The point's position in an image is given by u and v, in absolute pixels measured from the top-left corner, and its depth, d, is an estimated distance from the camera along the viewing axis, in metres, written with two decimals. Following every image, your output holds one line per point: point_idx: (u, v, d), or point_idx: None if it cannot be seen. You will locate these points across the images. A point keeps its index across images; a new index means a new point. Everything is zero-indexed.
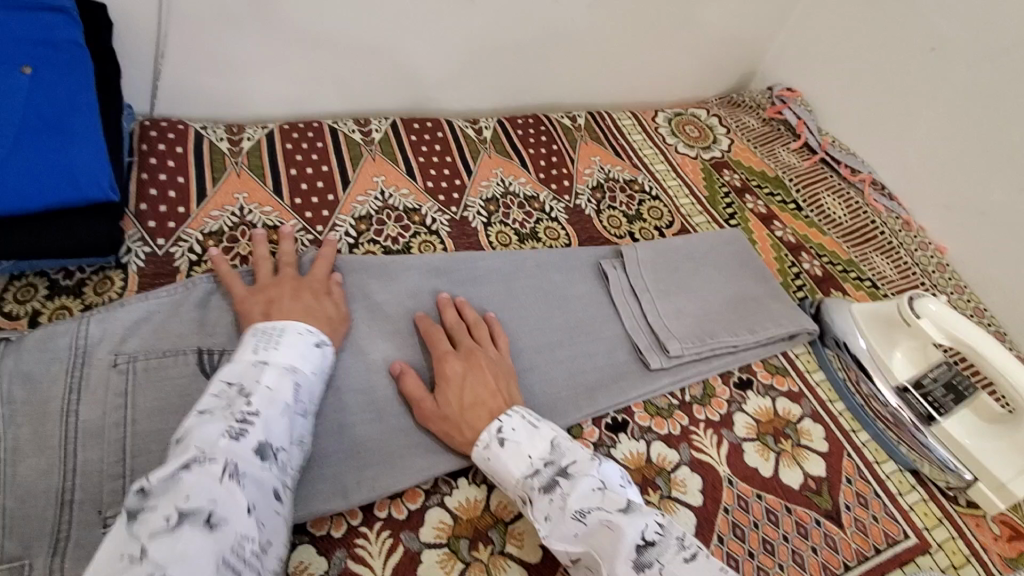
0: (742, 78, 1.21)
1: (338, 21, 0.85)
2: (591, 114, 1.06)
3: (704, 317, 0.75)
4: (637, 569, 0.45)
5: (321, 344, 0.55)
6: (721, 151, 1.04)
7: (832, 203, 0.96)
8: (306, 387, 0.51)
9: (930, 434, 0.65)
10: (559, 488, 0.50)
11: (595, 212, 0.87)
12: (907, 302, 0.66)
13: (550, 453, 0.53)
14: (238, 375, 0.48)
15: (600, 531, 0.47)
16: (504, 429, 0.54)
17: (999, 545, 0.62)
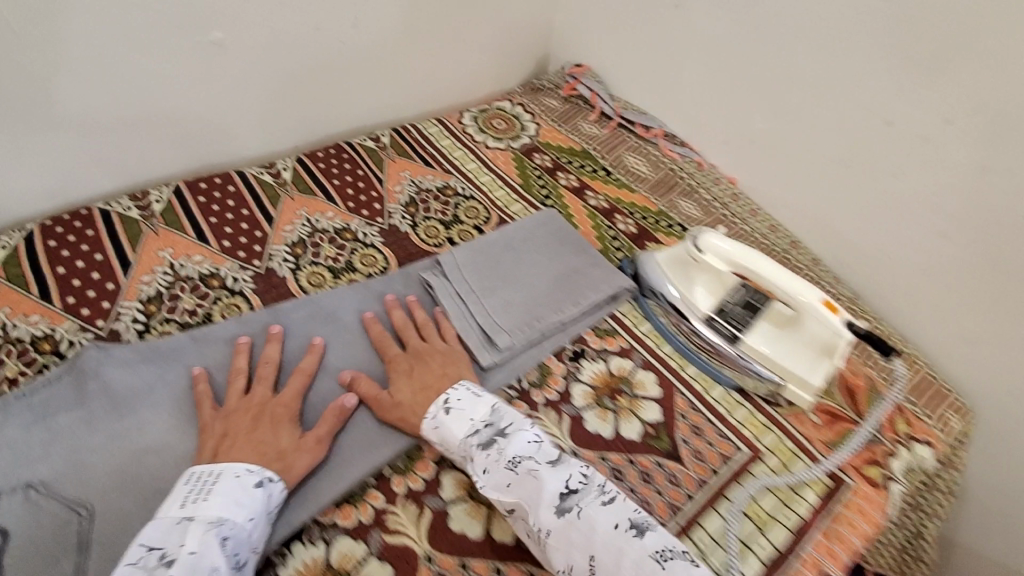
0: (539, 61, 1.25)
1: (70, 101, 0.77)
2: (395, 130, 1.05)
3: (530, 299, 0.76)
4: (560, 514, 0.51)
5: (264, 483, 0.53)
6: (529, 138, 1.08)
7: (636, 161, 1.03)
8: (237, 539, 0.49)
9: (741, 352, 0.70)
10: (497, 445, 0.56)
11: (411, 227, 0.87)
12: (693, 240, 0.72)
13: (492, 416, 0.59)
14: (160, 538, 0.48)
15: (528, 481, 0.54)
16: (450, 400, 0.60)
17: (821, 433, 0.67)
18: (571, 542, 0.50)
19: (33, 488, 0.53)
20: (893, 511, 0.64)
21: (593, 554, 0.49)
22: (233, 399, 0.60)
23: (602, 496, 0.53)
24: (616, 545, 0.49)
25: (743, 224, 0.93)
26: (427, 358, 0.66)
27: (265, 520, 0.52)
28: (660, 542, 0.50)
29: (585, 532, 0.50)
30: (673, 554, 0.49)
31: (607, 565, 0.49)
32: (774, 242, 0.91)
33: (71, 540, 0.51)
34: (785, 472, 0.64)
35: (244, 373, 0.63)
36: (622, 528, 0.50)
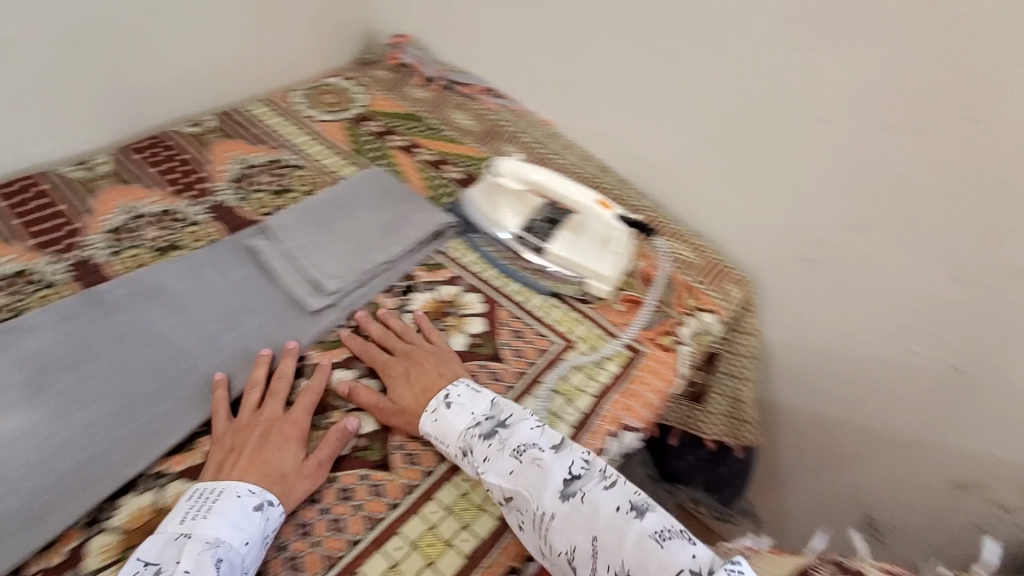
0: (365, 36, 1.29)
1: None
2: (221, 115, 1.05)
3: (358, 246, 0.81)
4: (564, 498, 0.56)
5: (263, 506, 0.55)
6: (360, 108, 1.12)
7: (461, 117, 1.10)
8: (232, 561, 0.52)
9: (547, 259, 0.80)
10: (500, 436, 0.61)
11: (240, 201, 0.89)
12: (490, 169, 0.84)
13: (492, 409, 0.64)
14: (158, 554, 0.52)
15: (532, 468, 0.58)
16: (450, 395, 0.64)
17: (624, 317, 0.79)
18: (574, 524, 0.55)
19: None
20: (685, 370, 0.76)
21: (596, 534, 0.54)
22: (244, 414, 0.64)
23: (603, 480, 0.58)
24: (618, 527, 0.54)
25: (560, 158, 1.03)
26: (417, 363, 0.69)
27: (260, 541, 0.54)
28: (659, 523, 0.55)
29: (589, 515, 0.55)
30: (670, 534, 0.54)
31: (607, 543, 0.54)
32: (588, 170, 1.02)
33: None
34: (593, 353, 0.74)
35: (260, 387, 0.67)
36: (622, 510, 0.55)
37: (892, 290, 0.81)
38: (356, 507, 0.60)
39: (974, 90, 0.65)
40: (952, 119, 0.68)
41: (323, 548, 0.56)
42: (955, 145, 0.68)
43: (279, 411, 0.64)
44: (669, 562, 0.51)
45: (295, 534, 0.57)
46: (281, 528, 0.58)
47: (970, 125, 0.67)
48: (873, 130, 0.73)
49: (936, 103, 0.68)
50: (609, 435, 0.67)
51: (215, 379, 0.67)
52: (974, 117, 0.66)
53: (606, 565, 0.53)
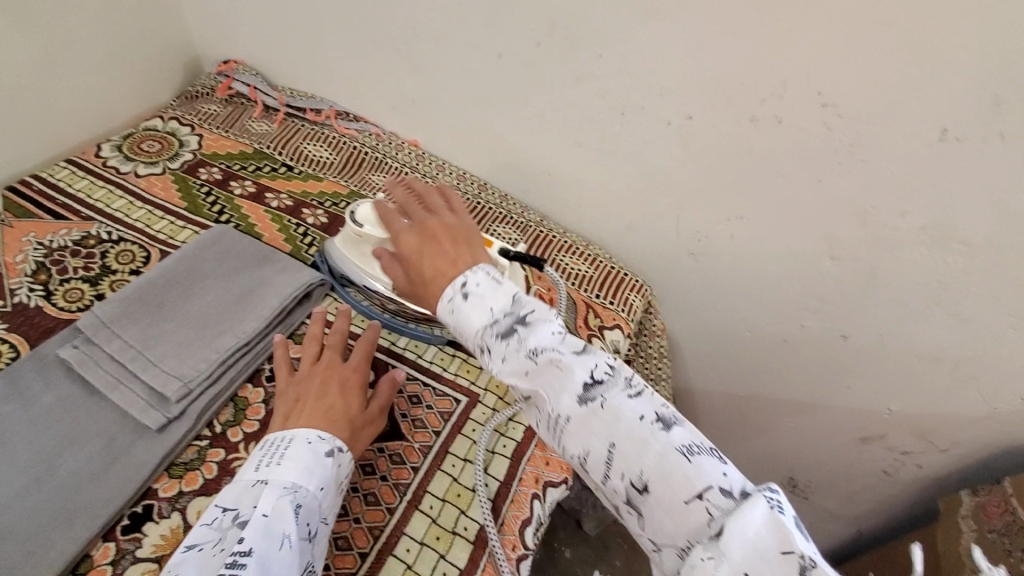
0: (187, 65, 1.11)
1: None
2: (7, 188, 0.85)
3: (207, 331, 0.68)
4: (583, 403, 0.46)
5: (334, 453, 0.55)
6: (190, 152, 0.96)
7: (315, 148, 0.98)
8: (309, 507, 0.50)
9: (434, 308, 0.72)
10: (518, 335, 0.48)
11: (45, 297, 0.72)
12: (352, 216, 0.73)
13: (514, 302, 0.50)
14: (233, 500, 0.50)
15: (551, 371, 0.47)
16: (468, 285, 0.51)
17: None
18: (592, 431, 0.45)
19: None
20: None
21: (615, 443, 0.44)
22: (304, 367, 0.64)
23: (630, 388, 0.46)
24: (640, 437, 0.43)
25: (434, 181, 0.95)
26: (434, 237, 0.57)
27: (333, 488, 0.53)
28: (691, 438, 0.43)
29: (609, 423, 0.45)
30: (703, 450, 0.43)
31: (627, 455, 0.43)
32: (467, 190, 0.94)
33: None
34: (501, 407, 0.68)
35: (316, 341, 0.67)
36: (647, 422, 0.44)
37: (779, 275, 0.82)
38: None
39: (828, 74, 0.63)
40: (808, 105, 0.66)
41: None
42: (815, 131, 0.68)
43: (332, 364, 0.64)
44: (697, 479, 0.41)
45: None
46: None
47: (826, 111, 0.66)
48: (737, 124, 0.71)
49: (793, 92, 0.66)
50: (533, 500, 0.62)
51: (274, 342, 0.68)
52: (829, 103, 0.65)
53: (622, 475, 0.43)
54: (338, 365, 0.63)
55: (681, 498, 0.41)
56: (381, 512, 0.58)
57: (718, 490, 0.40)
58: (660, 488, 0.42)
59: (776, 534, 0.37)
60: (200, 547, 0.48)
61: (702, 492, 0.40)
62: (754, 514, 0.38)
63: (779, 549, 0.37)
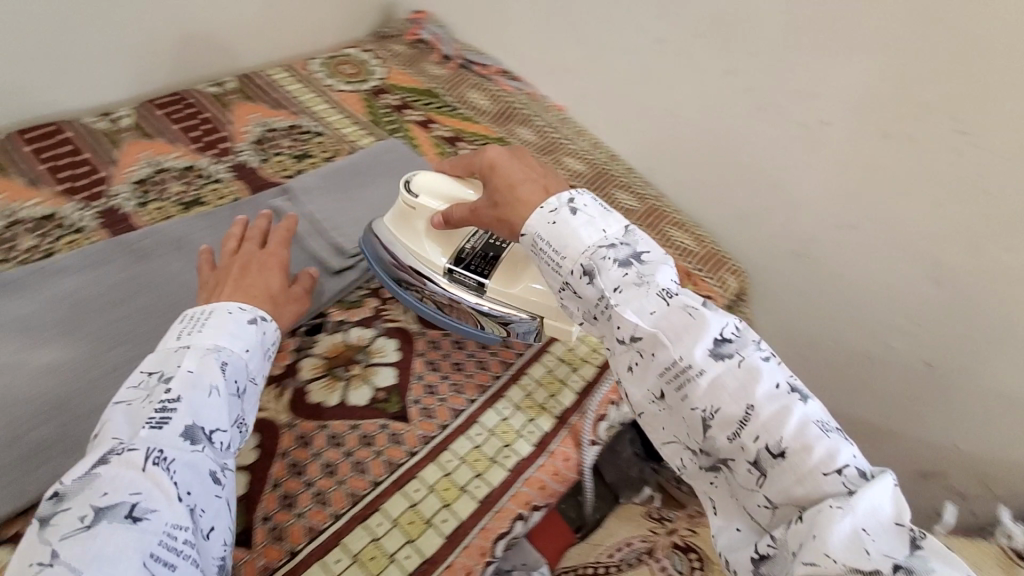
0: (384, 11, 1.30)
1: None
2: (243, 77, 1.07)
3: (378, 213, 0.85)
4: (717, 358, 0.49)
5: (256, 321, 0.57)
6: (377, 80, 1.14)
7: (476, 96, 1.13)
8: (235, 366, 0.52)
9: (484, 297, 0.69)
10: (638, 269, 0.54)
11: (261, 162, 0.91)
12: (406, 186, 0.71)
13: (628, 238, 0.56)
14: (156, 364, 0.50)
15: (683, 319, 0.51)
16: (577, 203, 0.57)
17: None
18: (725, 386, 0.48)
19: None
20: None
21: (752, 404, 0.47)
22: (226, 259, 0.66)
23: (760, 351, 0.50)
24: (779, 403, 0.47)
25: (572, 144, 1.07)
26: (519, 155, 0.65)
27: (258, 352, 0.55)
28: (821, 414, 0.47)
29: (742, 382, 0.48)
30: (831, 429, 0.47)
31: (766, 420, 0.47)
32: (599, 157, 1.06)
33: None
34: None
35: (236, 237, 0.69)
36: (781, 389, 0.48)
37: (875, 289, 0.87)
38: (377, 451, 0.60)
39: (963, 103, 0.70)
40: (943, 130, 0.72)
41: (348, 485, 0.57)
42: (944, 155, 0.73)
43: (254, 255, 0.66)
44: (833, 455, 0.45)
45: (321, 473, 0.58)
46: (308, 466, 0.58)
47: (959, 137, 0.72)
48: (869, 137, 0.78)
49: (930, 116, 0.73)
50: (612, 404, 0.71)
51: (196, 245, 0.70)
52: (964, 130, 0.71)
53: (754, 437, 0.47)
54: (259, 256, 0.66)
55: (819, 469, 0.45)
56: (488, 375, 0.70)
57: (854, 467, 0.44)
58: (798, 456, 0.45)
59: (897, 506, 0.43)
60: (127, 403, 0.48)
61: (840, 467, 0.44)
62: (884, 489, 0.43)
63: (895, 519, 0.42)
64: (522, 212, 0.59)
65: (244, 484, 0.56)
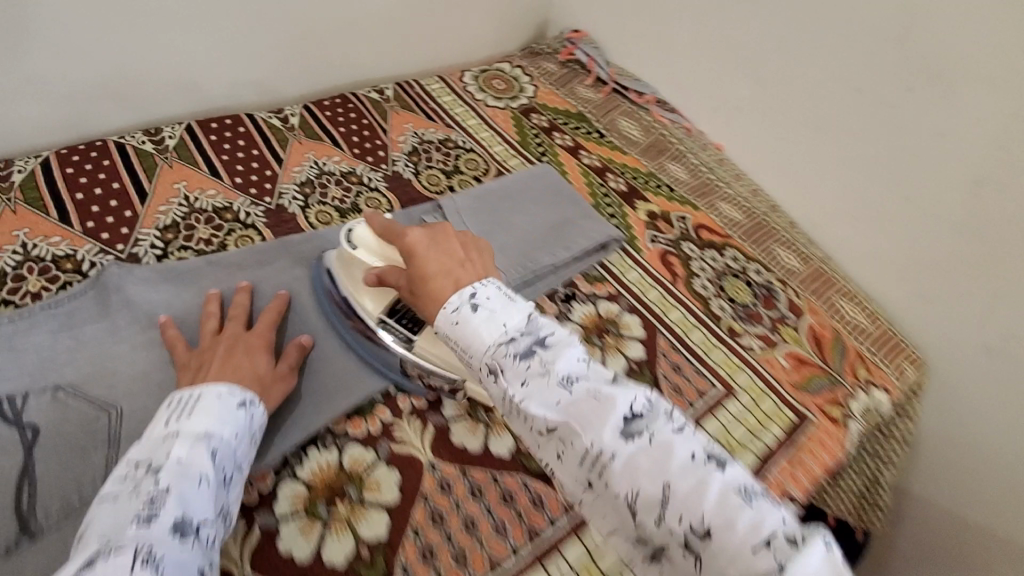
0: (538, 27, 1.28)
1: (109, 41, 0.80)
2: (399, 84, 1.07)
3: (528, 244, 0.82)
4: (626, 437, 0.42)
5: (247, 405, 0.53)
6: (527, 98, 1.11)
7: (628, 124, 1.07)
8: (225, 453, 0.49)
9: (415, 353, 0.64)
10: (540, 357, 0.47)
11: (414, 174, 0.91)
12: (347, 235, 0.67)
13: (529, 325, 0.49)
14: (142, 455, 0.46)
15: (588, 402, 0.44)
16: (478, 296, 0.52)
17: (809, 452, 0.70)
18: (640, 469, 0.41)
19: (62, 391, 0.57)
20: (851, 446, 0.73)
21: (668, 481, 0.40)
22: (205, 339, 0.61)
23: (675, 422, 0.43)
24: (694, 475, 0.40)
25: (728, 188, 0.99)
26: (441, 233, 0.60)
27: (247, 439, 0.52)
28: (745, 477, 0.40)
29: (658, 460, 0.41)
30: (758, 493, 0.40)
31: (684, 498, 0.39)
32: (757, 206, 0.97)
33: (101, 436, 0.56)
34: (754, 409, 0.72)
35: (215, 318, 0.63)
36: (697, 460, 0.41)
37: None
38: (518, 513, 0.57)
39: None
40: None
41: (488, 548, 0.54)
42: None
43: (240, 335, 0.61)
44: (759, 524, 0.37)
45: (461, 527, 0.55)
46: (450, 516, 0.56)
47: None
48: None
49: None
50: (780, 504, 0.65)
51: (160, 321, 0.63)
52: None
53: (677, 517, 0.39)
54: (243, 334, 0.61)
55: (749, 545, 0.37)
56: None
57: (783, 535, 0.36)
58: (725, 536, 0.37)
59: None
60: (110, 502, 0.43)
61: (769, 538, 0.36)
62: (817, 556, 0.35)
63: None
64: (431, 308, 0.54)
65: (385, 525, 0.54)
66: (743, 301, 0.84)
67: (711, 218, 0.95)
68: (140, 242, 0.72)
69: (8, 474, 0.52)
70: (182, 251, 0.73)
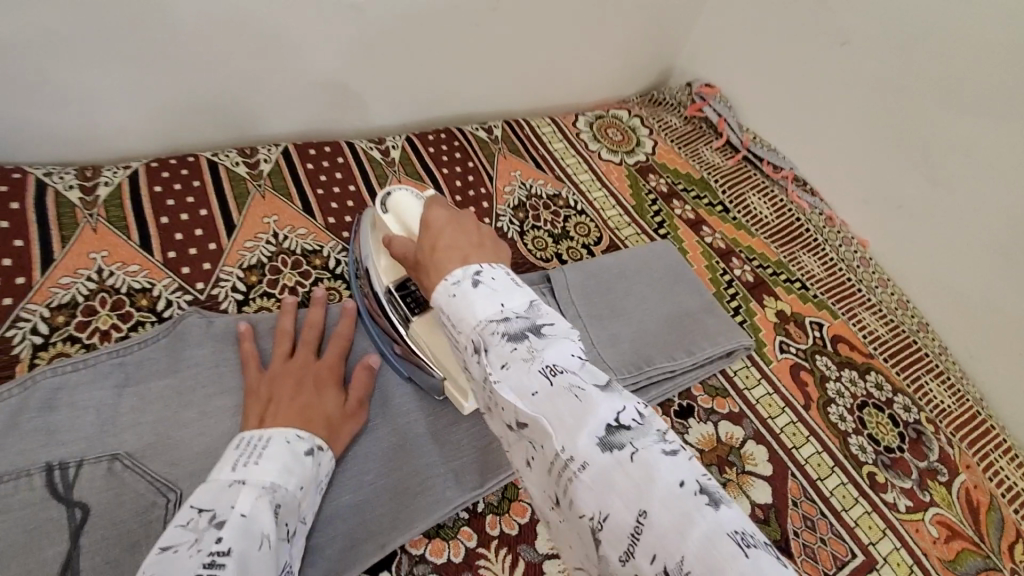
0: (661, 73, 1.17)
1: (220, 53, 0.73)
2: (508, 123, 0.98)
3: (644, 339, 0.71)
4: (603, 449, 0.30)
5: (314, 452, 0.49)
6: (645, 154, 0.99)
7: (758, 202, 0.94)
8: (287, 507, 0.44)
9: (409, 336, 0.59)
10: (531, 344, 0.35)
11: (519, 234, 0.81)
12: (384, 197, 0.61)
13: (528, 309, 0.37)
14: (209, 500, 0.41)
15: (566, 399, 0.32)
16: (482, 272, 0.40)
17: None
18: (614, 489, 0.29)
19: (117, 464, 0.49)
20: None
21: (645, 508, 0.28)
22: (277, 362, 0.57)
23: (667, 443, 0.30)
24: (683, 512, 0.27)
25: (870, 296, 0.85)
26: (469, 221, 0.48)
27: (311, 489, 0.48)
28: (742, 519, 0.28)
29: (637, 484, 0.28)
30: (758, 543, 0.27)
31: (662, 536, 0.27)
32: (903, 322, 0.84)
33: (155, 527, 0.48)
34: None
35: (288, 340, 0.60)
36: (687, 492, 0.28)
37: None
38: None
39: None
40: None
41: None
42: None
43: (311, 365, 0.57)
44: None
45: None
46: None
47: None
48: None
49: None
50: None
51: (239, 330, 0.59)
52: None
53: (650, 555, 0.27)
54: (313, 366, 0.57)
55: None
56: None
57: None
58: None
59: None
60: (172, 551, 0.37)
61: None
62: None
63: None
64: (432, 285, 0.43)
65: None
66: (886, 445, 0.70)
67: (851, 330, 0.81)
68: (221, 284, 0.65)
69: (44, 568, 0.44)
70: (265, 299, 0.65)
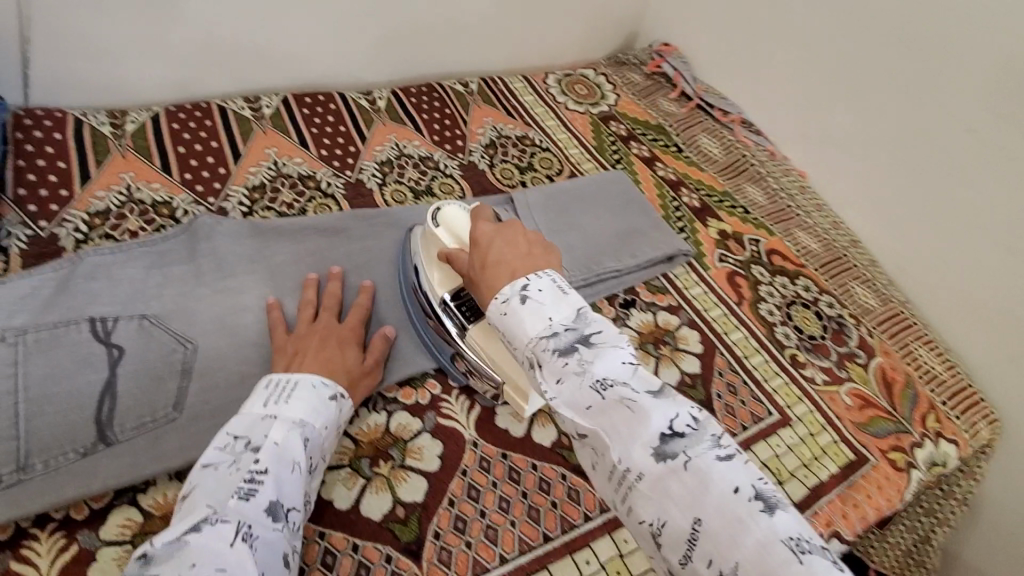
0: (628, 37, 1.27)
1: (226, 14, 0.85)
2: (483, 79, 1.09)
3: (595, 247, 0.81)
4: (659, 459, 0.39)
5: (338, 398, 0.56)
6: (608, 106, 1.10)
7: (708, 142, 1.05)
8: (314, 443, 0.52)
9: (465, 342, 0.63)
10: (579, 355, 0.43)
11: (488, 166, 0.92)
12: (435, 213, 0.68)
13: (575, 320, 0.46)
14: (245, 428, 0.50)
15: (620, 412, 0.41)
16: (530, 287, 0.48)
17: (874, 500, 0.68)
18: (671, 496, 0.38)
19: (146, 321, 0.61)
20: (909, 495, 0.70)
21: (700, 516, 0.36)
22: (302, 326, 0.63)
23: (720, 451, 0.39)
24: (736, 516, 0.36)
25: (806, 218, 0.96)
26: (511, 230, 0.57)
27: (334, 431, 0.55)
28: (797, 526, 0.35)
29: (694, 491, 0.37)
30: (813, 547, 0.35)
31: (717, 540, 0.36)
32: (837, 239, 0.94)
33: (177, 366, 0.59)
34: (810, 441, 0.70)
35: (311, 305, 0.65)
36: (741, 497, 0.37)
37: None
38: (553, 503, 0.59)
39: None
40: None
41: (519, 530, 0.57)
42: None
43: (334, 329, 0.63)
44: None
45: (494, 505, 0.58)
46: (484, 494, 0.59)
47: None
48: None
49: None
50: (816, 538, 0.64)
51: (269, 301, 0.65)
52: None
53: (706, 560, 0.36)
54: (336, 328, 0.63)
55: None
56: None
57: None
58: None
59: None
60: (213, 467, 0.47)
61: None
62: None
63: None
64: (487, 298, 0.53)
65: (423, 491, 0.58)
66: (805, 330, 0.81)
67: (785, 245, 0.91)
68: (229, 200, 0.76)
69: (91, 389, 0.56)
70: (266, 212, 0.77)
